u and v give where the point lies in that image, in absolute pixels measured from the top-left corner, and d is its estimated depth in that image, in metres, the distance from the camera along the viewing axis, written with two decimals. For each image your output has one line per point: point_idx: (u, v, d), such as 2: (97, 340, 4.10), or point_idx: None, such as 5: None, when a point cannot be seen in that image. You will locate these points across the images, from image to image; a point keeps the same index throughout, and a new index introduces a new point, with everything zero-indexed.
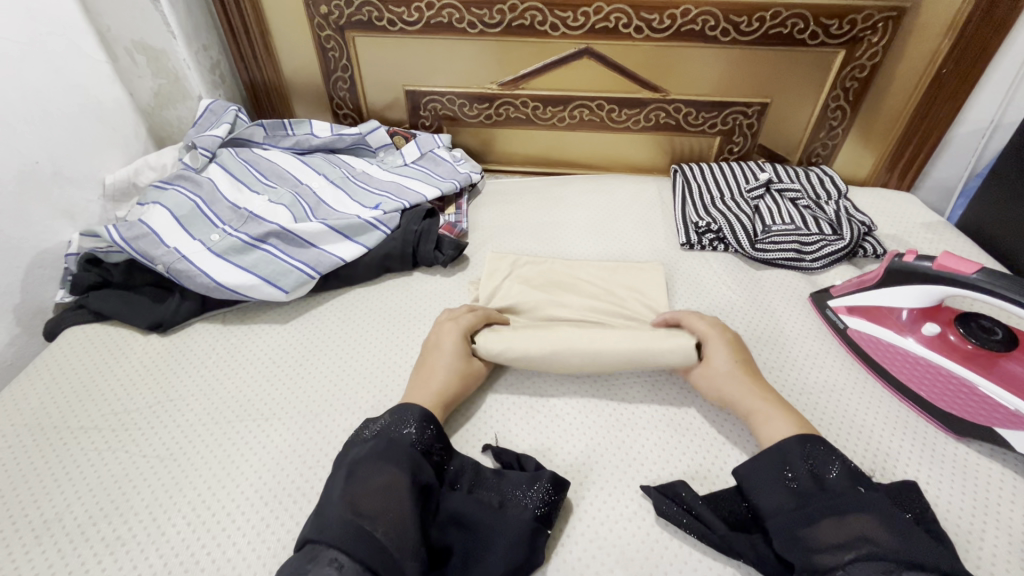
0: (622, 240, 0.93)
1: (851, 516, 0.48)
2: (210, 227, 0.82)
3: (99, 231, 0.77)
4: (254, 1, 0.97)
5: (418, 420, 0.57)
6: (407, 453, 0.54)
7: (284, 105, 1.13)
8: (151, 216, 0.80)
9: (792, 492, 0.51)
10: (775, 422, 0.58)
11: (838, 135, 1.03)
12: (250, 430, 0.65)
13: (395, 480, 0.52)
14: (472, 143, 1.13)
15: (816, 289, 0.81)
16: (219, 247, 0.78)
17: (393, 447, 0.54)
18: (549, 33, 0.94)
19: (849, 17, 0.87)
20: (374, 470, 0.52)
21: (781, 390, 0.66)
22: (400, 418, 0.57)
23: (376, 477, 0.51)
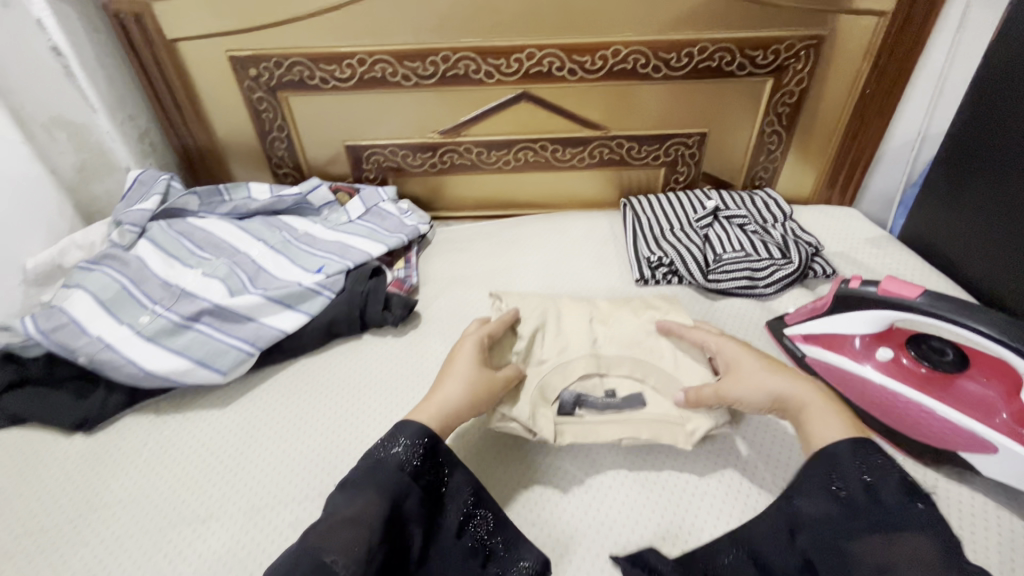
0: (577, 281, 0.91)
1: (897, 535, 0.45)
2: (139, 308, 0.77)
3: (12, 323, 0.70)
4: (179, 67, 0.94)
5: (413, 435, 0.55)
6: (394, 477, 0.52)
7: (220, 169, 1.09)
8: (74, 302, 0.75)
9: (838, 502, 0.49)
10: (827, 422, 0.54)
11: (778, 158, 1.05)
12: (185, 536, 0.59)
13: (376, 511, 0.50)
14: (420, 191, 1.11)
15: (773, 317, 0.81)
16: (149, 330, 0.73)
17: (379, 469, 0.53)
18: (485, 81, 0.94)
19: (772, 47, 0.90)
20: (357, 493, 0.51)
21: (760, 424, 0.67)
22: (394, 433, 0.55)
23: (350, 506, 0.50)
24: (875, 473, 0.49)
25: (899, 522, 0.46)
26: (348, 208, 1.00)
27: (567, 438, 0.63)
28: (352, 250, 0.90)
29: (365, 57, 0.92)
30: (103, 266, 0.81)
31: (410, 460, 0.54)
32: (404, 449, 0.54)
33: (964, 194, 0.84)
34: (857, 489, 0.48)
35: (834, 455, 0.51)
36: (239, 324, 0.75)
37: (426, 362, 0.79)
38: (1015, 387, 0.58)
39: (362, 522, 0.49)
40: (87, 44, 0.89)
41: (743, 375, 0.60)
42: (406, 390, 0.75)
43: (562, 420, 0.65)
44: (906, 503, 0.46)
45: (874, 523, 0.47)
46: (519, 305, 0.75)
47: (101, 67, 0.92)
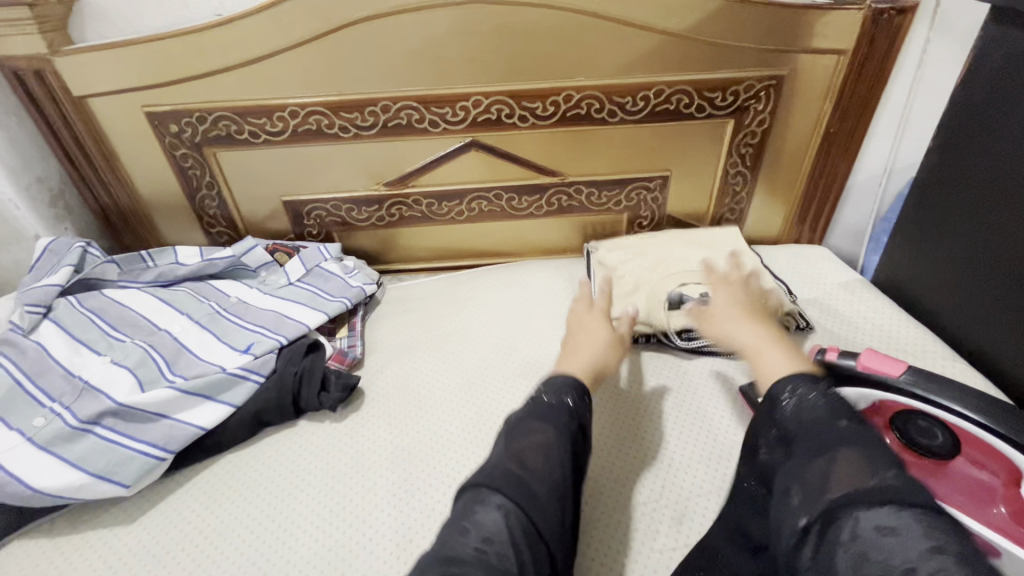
0: (537, 342, 0.85)
1: (834, 452, 0.44)
2: (33, 408, 0.67)
3: None
4: (92, 124, 0.86)
5: (569, 386, 0.59)
6: (558, 414, 0.56)
7: (148, 229, 1.00)
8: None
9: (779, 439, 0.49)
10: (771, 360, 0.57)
11: (744, 199, 1.00)
12: None
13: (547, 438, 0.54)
14: (369, 245, 1.04)
15: (748, 381, 0.75)
16: (41, 437, 0.63)
17: (549, 410, 0.57)
18: (429, 130, 0.88)
19: (731, 88, 0.85)
20: (531, 427, 0.55)
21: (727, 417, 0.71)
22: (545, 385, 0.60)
23: (533, 436, 0.54)
24: (806, 408, 0.49)
25: (830, 441, 0.45)
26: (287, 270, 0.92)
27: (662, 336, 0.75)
28: (287, 321, 0.81)
29: (297, 109, 0.84)
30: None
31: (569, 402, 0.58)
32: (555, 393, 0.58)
33: (935, 239, 0.80)
34: (790, 425, 0.49)
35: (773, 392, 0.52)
36: (150, 423, 0.66)
37: (367, 450, 0.70)
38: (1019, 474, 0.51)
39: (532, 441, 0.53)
40: None
41: (721, 318, 0.66)
42: (344, 488, 0.66)
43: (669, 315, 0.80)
44: (826, 420, 0.47)
45: (809, 450, 0.46)
46: (606, 247, 0.94)
47: (2, 127, 0.83)
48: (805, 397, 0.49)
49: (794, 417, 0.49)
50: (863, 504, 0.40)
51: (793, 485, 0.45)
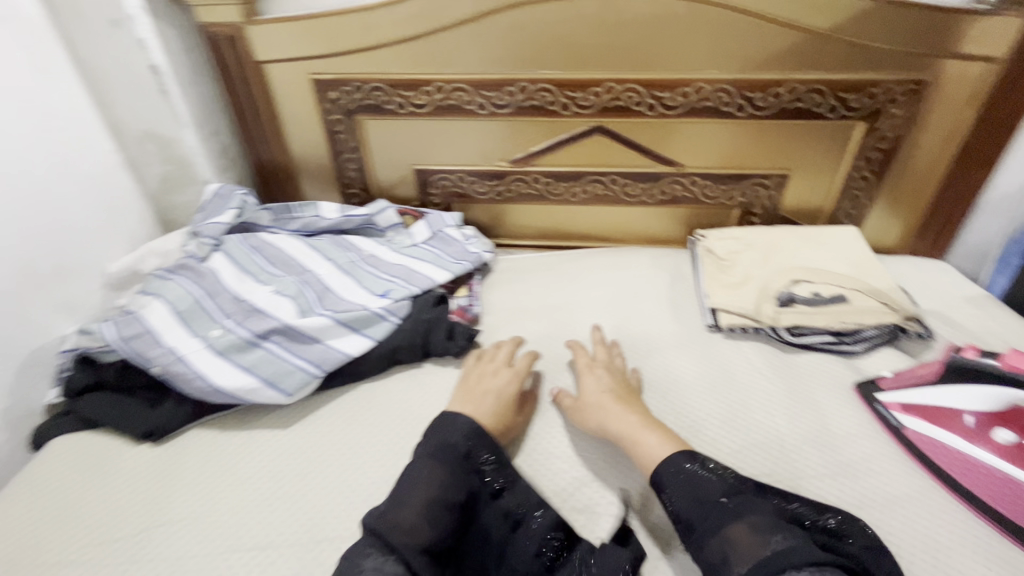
0: (644, 322, 0.88)
1: (728, 528, 0.51)
2: (211, 321, 0.78)
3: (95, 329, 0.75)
4: (265, 88, 0.97)
5: (467, 429, 0.63)
6: (455, 464, 0.60)
7: (291, 186, 1.11)
8: (153, 311, 0.77)
9: (693, 509, 0.54)
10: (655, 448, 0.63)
11: (864, 205, 0.99)
12: (246, 561, 0.59)
13: (438, 483, 0.58)
14: (481, 218, 1.11)
15: (862, 378, 0.75)
16: (220, 344, 0.74)
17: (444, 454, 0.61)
18: (560, 112, 0.93)
19: (867, 90, 0.85)
20: (423, 474, 0.58)
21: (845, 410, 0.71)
22: (451, 427, 0.64)
23: (421, 484, 0.58)
24: (690, 482, 0.56)
25: (733, 515, 0.52)
26: (413, 232, 1.00)
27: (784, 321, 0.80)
28: (417, 275, 0.89)
29: (443, 85, 0.92)
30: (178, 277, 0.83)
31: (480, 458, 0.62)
32: (467, 439, 0.62)
33: None
34: (684, 511, 0.55)
35: (666, 471, 0.58)
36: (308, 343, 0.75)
37: None
38: None
39: (430, 487, 0.57)
40: (183, 62, 0.93)
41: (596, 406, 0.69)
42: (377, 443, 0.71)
43: (781, 310, 0.81)
44: (714, 497, 0.54)
45: (705, 529, 0.52)
46: (723, 242, 0.93)
47: (193, 85, 0.96)
48: (684, 470, 0.58)
49: (678, 489, 0.56)
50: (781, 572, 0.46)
51: (707, 564, 0.50)
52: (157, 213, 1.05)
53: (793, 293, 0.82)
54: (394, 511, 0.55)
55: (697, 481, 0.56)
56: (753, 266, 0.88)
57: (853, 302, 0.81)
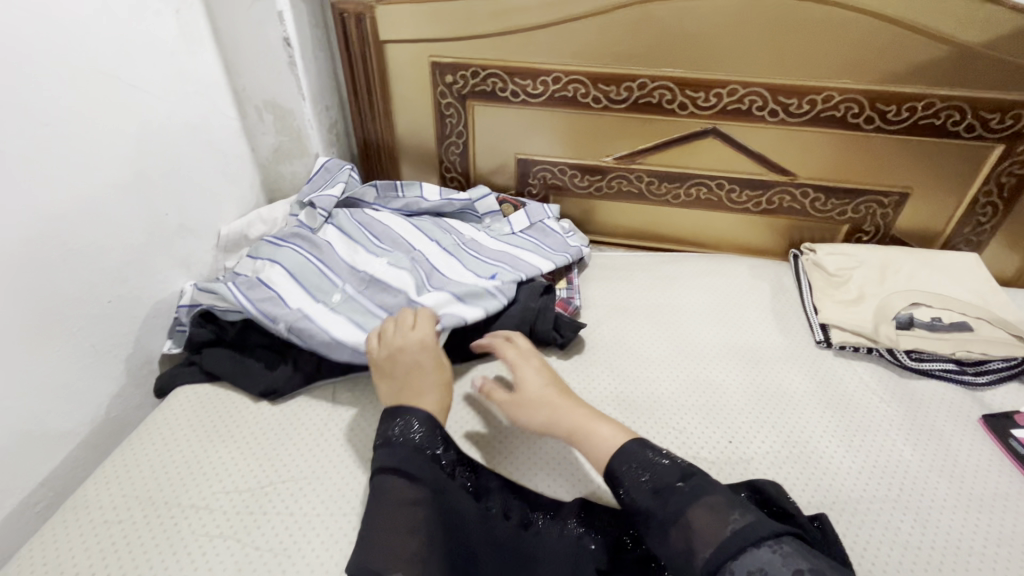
0: (749, 331, 0.86)
1: (689, 516, 0.49)
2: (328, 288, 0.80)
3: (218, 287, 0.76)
4: (382, 68, 0.99)
5: (419, 424, 0.59)
6: (411, 458, 0.57)
7: (392, 166, 1.13)
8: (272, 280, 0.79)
9: (651, 494, 0.52)
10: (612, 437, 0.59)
11: (986, 232, 0.94)
12: None
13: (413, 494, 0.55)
14: (575, 212, 1.11)
15: (990, 412, 0.72)
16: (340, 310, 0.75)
17: (394, 455, 0.57)
18: (676, 112, 0.92)
19: (1013, 112, 0.81)
20: (385, 482, 0.55)
21: (973, 441, 0.68)
22: (394, 425, 0.59)
23: (391, 493, 0.55)
24: (646, 472, 0.54)
25: (689, 503, 0.50)
26: (512, 220, 1.01)
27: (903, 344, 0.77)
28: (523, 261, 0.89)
29: (561, 76, 0.92)
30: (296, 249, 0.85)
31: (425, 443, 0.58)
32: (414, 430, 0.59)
33: None
34: (641, 495, 0.53)
35: (625, 455, 0.56)
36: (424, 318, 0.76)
37: (590, 390, 0.76)
38: None
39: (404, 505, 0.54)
40: (309, 38, 0.96)
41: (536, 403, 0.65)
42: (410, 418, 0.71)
43: (899, 333, 0.78)
44: (671, 482, 0.52)
45: (667, 516, 0.50)
46: (834, 257, 0.91)
47: (314, 59, 0.99)
48: (646, 458, 0.55)
49: (628, 476, 0.54)
50: (742, 551, 0.46)
51: (669, 552, 0.49)
52: (266, 181, 1.09)
53: (913, 316, 0.79)
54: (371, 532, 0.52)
55: (656, 466, 0.54)
56: (868, 285, 0.86)
57: (978, 331, 0.77)
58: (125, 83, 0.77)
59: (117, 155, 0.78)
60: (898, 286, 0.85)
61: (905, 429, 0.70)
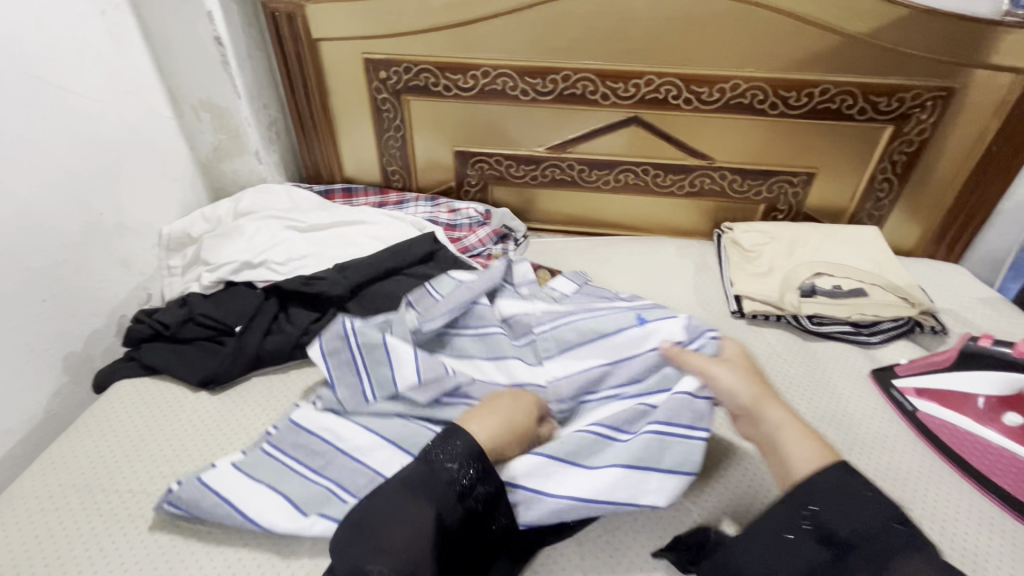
0: (672, 305, 0.92)
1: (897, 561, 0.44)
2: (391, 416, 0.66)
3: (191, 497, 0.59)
4: (317, 67, 1.02)
5: (460, 448, 0.54)
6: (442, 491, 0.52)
7: (335, 162, 1.16)
8: (322, 421, 0.66)
9: (848, 525, 0.47)
10: (802, 447, 0.54)
11: (886, 206, 1.02)
12: None
13: (420, 518, 0.50)
14: (515, 202, 1.15)
15: (878, 366, 0.79)
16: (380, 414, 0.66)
17: (432, 482, 0.52)
18: (600, 102, 0.97)
19: (897, 95, 0.89)
20: (405, 504, 0.51)
21: (858, 392, 0.75)
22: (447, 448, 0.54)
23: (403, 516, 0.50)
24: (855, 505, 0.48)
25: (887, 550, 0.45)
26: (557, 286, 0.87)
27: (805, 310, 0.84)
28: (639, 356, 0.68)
29: (489, 70, 0.97)
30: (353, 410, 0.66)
31: (459, 472, 0.53)
32: (454, 461, 0.53)
33: None
34: (840, 528, 0.47)
35: (818, 484, 0.49)
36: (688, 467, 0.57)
37: None
38: None
39: (407, 530, 0.49)
40: (242, 36, 0.98)
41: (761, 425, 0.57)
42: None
43: (802, 300, 0.85)
44: (884, 526, 0.47)
45: (868, 560, 0.45)
46: (749, 234, 0.98)
47: (249, 58, 1.01)
48: (851, 488, 0.49)
49: (827, 500, 0.48)
50: None
51: None
52: (207, 180, 1.10)
53: (815, 284, 0.86)
54: (362, 533, 0.49)
55: (866, 502, 0.48)
56: (778, 258, 0.93)
57: (871, 296, 0.85)
58: (52, 83, 0.78)
59: (46, 154, 0.79)
60: (805, 257, 0.92)
61: (801, 385, 0.77)
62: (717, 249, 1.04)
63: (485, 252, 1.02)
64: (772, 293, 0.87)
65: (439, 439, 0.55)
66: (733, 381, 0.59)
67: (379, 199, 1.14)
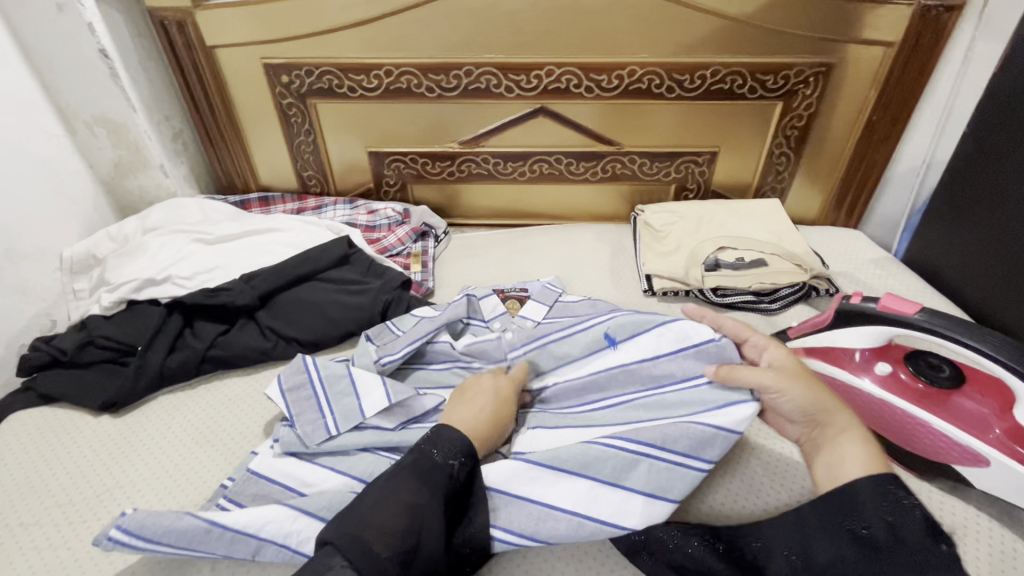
0: (588, 289, 0.95)
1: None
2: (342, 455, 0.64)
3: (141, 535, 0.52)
4: (217, 76, 1.00)
5: (455, 443, 0.54)
6: (435, 480, 0.51)
7: (248, 171, 1.13)
8: (282, 467, 0.63)
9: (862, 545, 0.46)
10: (855, 456, 0.50)
11: (786, 178, 1.07)
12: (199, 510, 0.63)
13: (414, 502, 0.49)
14: (437, 199, 1.15)
15: (776, 330, 0.84)
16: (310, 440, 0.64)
17: (428, 468, 0.51)
18: (504, 95, 0.98)
19: (782, 72, 0.93)
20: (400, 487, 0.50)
21: None
22: (438, 438, 0.54)
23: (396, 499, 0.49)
24: (895, 514, 0.45)
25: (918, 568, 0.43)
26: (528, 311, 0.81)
27: (709, 283, 0.88)
28: (652, 364, 0.65)
29: (392, 69, 0.96)
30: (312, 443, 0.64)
31: (454, 467, 0.52)
32: (446, 455, 0.53)
33: (963, 218, 0.85)
34: (880, 535, 0.45)
35: (852, 496, 0.47)
36: (654, 491, 0.54)
37: None
38: (1008, 403, 0.59)
39: (404, 515, 0.48)
40: (130, 47, 0.95)
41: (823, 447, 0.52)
42: (271, 406, 0.75)
43: (706, 274, 0.89)
44: (928, 544, 0.44)
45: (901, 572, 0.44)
46: (659, 215, 1.01)
47: (143, 70, 0.98)
48: (901, 501, 0.46)
49: (872, 511, 0.46)
50: None
51: None
52: (112, 198, 1.07)
53: (717, 258, 0.90)
54: (357, 514, 0.48)
55: (908, 509, 0.45)
56: (685, 235, 0.96)
57: (770, 265, 0.89)
58: None
59: None
60: (709, 233, 0.96)
61: None
62: (632, 232, 1.08)
63: (405, 251, 1.02)
64: (678, 269, 0.91)
65: (429, 437, 0.55)
66: (801, 399, 0.53)
67: (297, 206, 1.12)
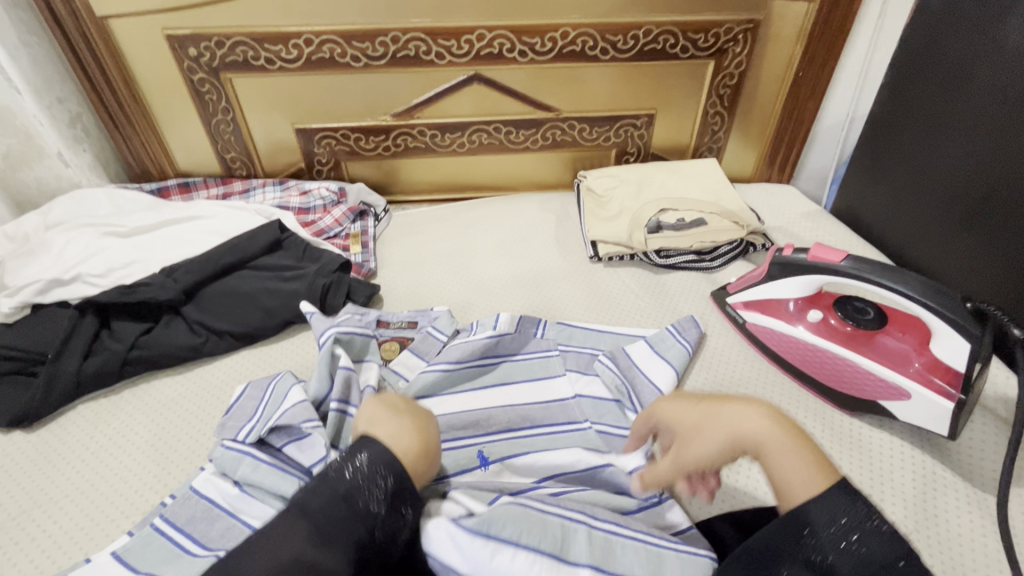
0: (534, 259, 0.94)
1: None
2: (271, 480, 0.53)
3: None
4: (113, 52, 0.90)
5: (367, 461, 0.44)
6: (348, 507, 0.41)
7: (163, 155, 1.05)
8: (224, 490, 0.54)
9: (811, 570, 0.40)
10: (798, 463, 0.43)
11: (721, 137, 1.09)
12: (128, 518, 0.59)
13: (311, 536, 0.40)
14: (375, 176, 1.10)
15: (717, 287, 0.86)
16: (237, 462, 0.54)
17: (338, 501, 0.41)
18: (435, 62, 0.94)
19: (712, 30, 0.94)
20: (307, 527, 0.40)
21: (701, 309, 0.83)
22: (340, 459, 0.44)
23: (303, 541, 0.39)
24: (864, 538, 0.40)
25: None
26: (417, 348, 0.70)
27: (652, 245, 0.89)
28: (552, 434, 0.63)
29: (312, 37, 0.90)
30: (240, 447, 0.55)
31: (364, 486, 0.43)
32: (360, 473, 0.43)
33: (882, 167, 0.89)
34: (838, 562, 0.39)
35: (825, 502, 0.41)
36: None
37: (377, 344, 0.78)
38: (926, 338, 0.63)
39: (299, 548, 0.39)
40: (6, 20, 0.83)
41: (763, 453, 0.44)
42: (204, 403, 0.71)
43: (649, 237, 0.90)
44: (886, 562, 0.39)
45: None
46: (601, 180, 1.01)
47: (23, 46, 0.86)
48: (854, 509, 0.41)
49: (821, 526, 0.40)
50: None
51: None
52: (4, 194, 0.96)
53: (660, 219, 0.91)
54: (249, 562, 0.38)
55: (865, 524, 0.40)
56: (626, 200, 0.97)
57: (710, 223, 0.91)
58: None
59: None
60: (650, 195, 0.97)
61: (641, 310, 0.84)
62: (576, 199, 1.07)
63: (343, 232, 0.98)
64: (622, 233, 0.91)
65: (336, 461, 0.44)
66: (710, 440, 0.46)
67: (221, 191, 1.05)
